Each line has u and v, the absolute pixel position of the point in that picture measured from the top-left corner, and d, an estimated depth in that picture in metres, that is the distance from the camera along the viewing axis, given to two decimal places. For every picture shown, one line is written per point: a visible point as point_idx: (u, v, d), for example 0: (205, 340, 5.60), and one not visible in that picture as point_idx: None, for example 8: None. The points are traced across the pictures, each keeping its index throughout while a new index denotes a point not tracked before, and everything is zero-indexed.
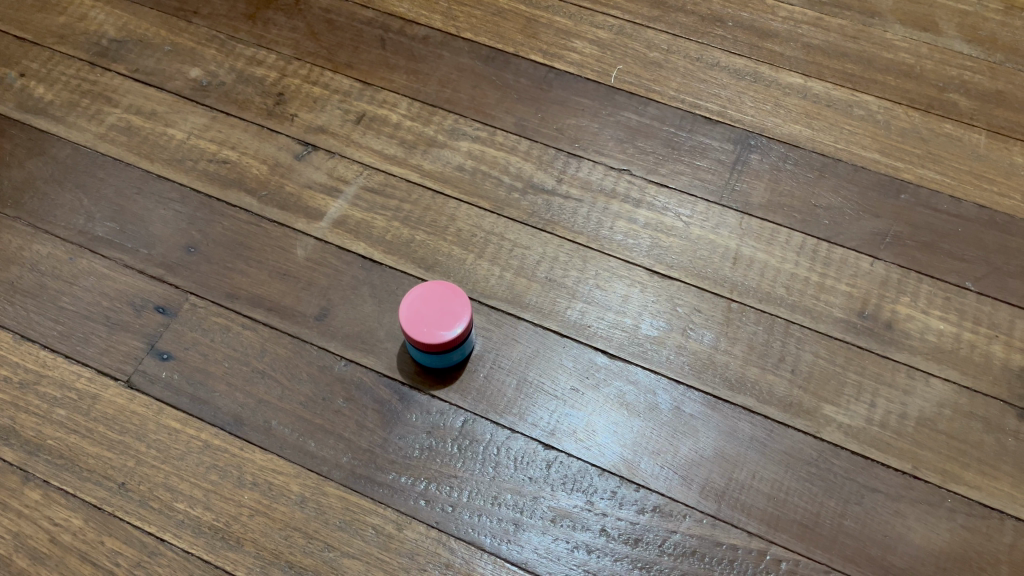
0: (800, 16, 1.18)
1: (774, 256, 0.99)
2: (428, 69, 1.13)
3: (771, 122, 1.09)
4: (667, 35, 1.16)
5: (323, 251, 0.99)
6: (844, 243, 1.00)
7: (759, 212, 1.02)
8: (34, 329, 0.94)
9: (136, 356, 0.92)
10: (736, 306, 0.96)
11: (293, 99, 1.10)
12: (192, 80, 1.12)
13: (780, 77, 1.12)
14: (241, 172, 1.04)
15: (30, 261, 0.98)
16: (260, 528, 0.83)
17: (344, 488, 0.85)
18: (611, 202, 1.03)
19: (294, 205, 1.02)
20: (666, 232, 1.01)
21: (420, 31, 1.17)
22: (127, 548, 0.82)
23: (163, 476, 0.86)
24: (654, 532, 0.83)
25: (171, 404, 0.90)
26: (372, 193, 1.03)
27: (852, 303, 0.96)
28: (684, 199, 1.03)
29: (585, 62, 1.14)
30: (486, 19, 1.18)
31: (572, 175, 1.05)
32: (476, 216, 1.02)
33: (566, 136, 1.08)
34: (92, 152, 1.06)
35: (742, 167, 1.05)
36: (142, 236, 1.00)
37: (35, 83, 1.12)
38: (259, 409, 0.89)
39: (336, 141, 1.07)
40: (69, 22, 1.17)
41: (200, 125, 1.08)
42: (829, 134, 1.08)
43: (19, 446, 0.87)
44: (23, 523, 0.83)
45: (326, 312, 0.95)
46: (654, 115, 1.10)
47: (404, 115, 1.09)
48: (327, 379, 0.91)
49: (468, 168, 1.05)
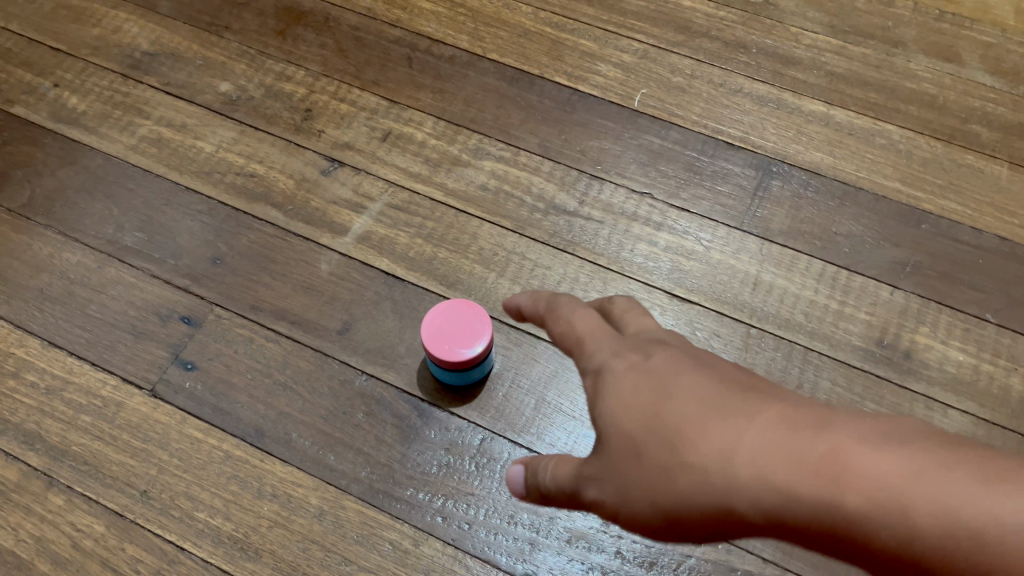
0: (824, 44, 1.18)
1: (794, 282, 1.00)
2: (454, 88, 1.14)
3: (794, 149, 1.09)
4: (691, 61, 1.17)
5: (347, 266, 1.00)
6: (863, 271, 1.00)
7: (780, 238, 1.03)
8: (61, 336, 0.95)
9: (160, 365, 0.94)
10: (755, 331, 0.96)
11: (321, 115, 1.12)
12: (222, 94, 1.14)
13: (803, 104, 1.13)
14: (268, 186, 1.06)
15: (59, 269, 1.00)
16: (279, 540, 0.84)
17: (363, 503, 0.86)
18: (632, 224, 1.04)
19: (319, 220, 1.03)
20: (687, 255, 1.02)
21: (446, 50, 1.18)
22: (147, 555, 0.83)
23: (184, 485, 0.87)
24: (670, 555, 0.83)
25: (194, 414, 0.91)
26: (396, 210, 1.04)
27: (871, 332, 0.96)
28: (704, 223, 1.04)
29: (609, 85, 1.15)
30: (512, 40, 1.19)
31: (594, 197, 1.06)
32: (498, 235, 1.03)
33: (588, 158, 1.09)
34: (123, 163, 1.08)
35: (763, 193, 1.06)
36: (170, 247, 1.02)
37: (68, 93, 1.14)
38: (280, 421, 0.90)
39: (362, 158, 1.08)
40: (103, 34, 1.19)
41: (229, 139, 1.10)
42: (850, 162, 1.08)
43: (44, 452, 0.89)
44: (46, 528, 0.85)
45: (349, 326, 0.96)
46: (676, 139, 1.11)
47: (429, 133, 1.10)
48: (348, 393, 0.92)
49: (491, 188, 1.06)
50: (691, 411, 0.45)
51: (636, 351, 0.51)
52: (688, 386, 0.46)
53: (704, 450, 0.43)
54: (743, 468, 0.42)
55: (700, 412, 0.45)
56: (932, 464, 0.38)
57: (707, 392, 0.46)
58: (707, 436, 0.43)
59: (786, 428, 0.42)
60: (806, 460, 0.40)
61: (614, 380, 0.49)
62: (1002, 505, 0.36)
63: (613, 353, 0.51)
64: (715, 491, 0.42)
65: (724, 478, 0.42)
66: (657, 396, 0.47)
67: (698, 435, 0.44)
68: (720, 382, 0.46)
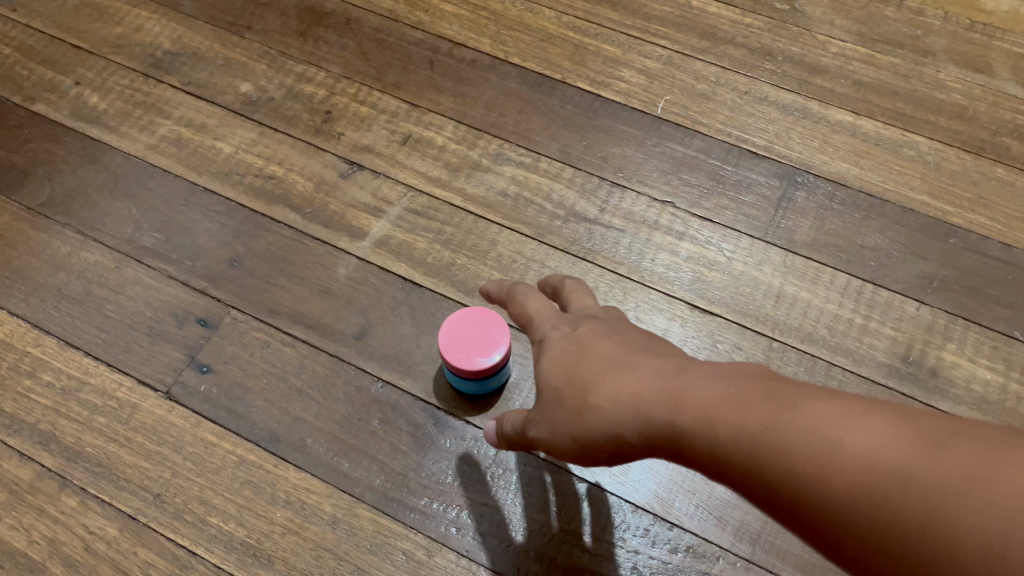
0: (852, 53, 1.16)
1: (818, 296, 0.98)
2: (475, 92, 1.13)
3: (819, 159, 1.08)
4: (715, 67, 1.16)
5: (364, 270, 0.99)
6: (889, 286, 0.98)
7: (804, 250, 1.01)
8: (78, 336, 0.95)
9: (176, 368, 0.93)
10: (778, 344, 0.95)
11: (341, 117, 1.11)
12: (243, 94, 1.13)
13: (829, 114, 1.11)
14: (287, 189, 1.05)
15: (77, 268, 1.00)
16: (291, 547, 0.83)
17: (376, 511, 0.85)
18: (653, 233, 1.02)
19: (338, 224, 1.02)
20: (709, 266, 1.00)
21: (468, 54, 1.17)
22: (160, 559, 0.83)
23: (198, 489, 0.86)
24: (687, 573, 0.82)
25: (209, 417, 0.90)
26: (415, 215, 1.03)
27: (896, 347, 0.94)
28: (727, 234, 1.02)
29: (632, 91, 1.14)
30: (535, 44, 1.18)
31: (615, 205, 1.05)
32: (518, 242, 1.01)
33: (610, 165, 1.08)
34: (143, 163, 1.08)
35: (788, 204, 1.04)
36: (187, 248, 1.01)
37: (89, 91, 1.14)
38: (295, 427, 0.89)
39: (381, 161, 1.07)
40: (125, 33, 1.19)
41: (249, 140, 1.09)
42: (877, 173, 1.06)
43: (59, 452, 0.88)
44: (59, 530, 0.84)
45: (366, 332, 0.95)
46: (700, 147, 1.09)
47: (449, 137, 1.09)
48: (363, 399, 0.91)
49: (511, 194, 1.05)
50: (593, 366, 0.55)
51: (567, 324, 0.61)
52: (598, 351, 0.56)
53: (593, 394, 0.53)
54: (616, 405, 0.52)
55: (599, 365, 0.55)
56: (750, 398, 0.46)
57: (608, 350, 0.56)
58: (598, 384, 0.54)
59: (655, 378, 0.51)
60: (664, 398, 0.50)
61: (543, 346, 0.60)
62: (798, 423, 0.43)
63: (549, 325, 0.61)
64: (600, 426, 0.52)
65: (609, 416, 0.52)
66: (571, 354, 0.57)
67: (593, 386, 0.54)
68: (626, 346, 0.56)
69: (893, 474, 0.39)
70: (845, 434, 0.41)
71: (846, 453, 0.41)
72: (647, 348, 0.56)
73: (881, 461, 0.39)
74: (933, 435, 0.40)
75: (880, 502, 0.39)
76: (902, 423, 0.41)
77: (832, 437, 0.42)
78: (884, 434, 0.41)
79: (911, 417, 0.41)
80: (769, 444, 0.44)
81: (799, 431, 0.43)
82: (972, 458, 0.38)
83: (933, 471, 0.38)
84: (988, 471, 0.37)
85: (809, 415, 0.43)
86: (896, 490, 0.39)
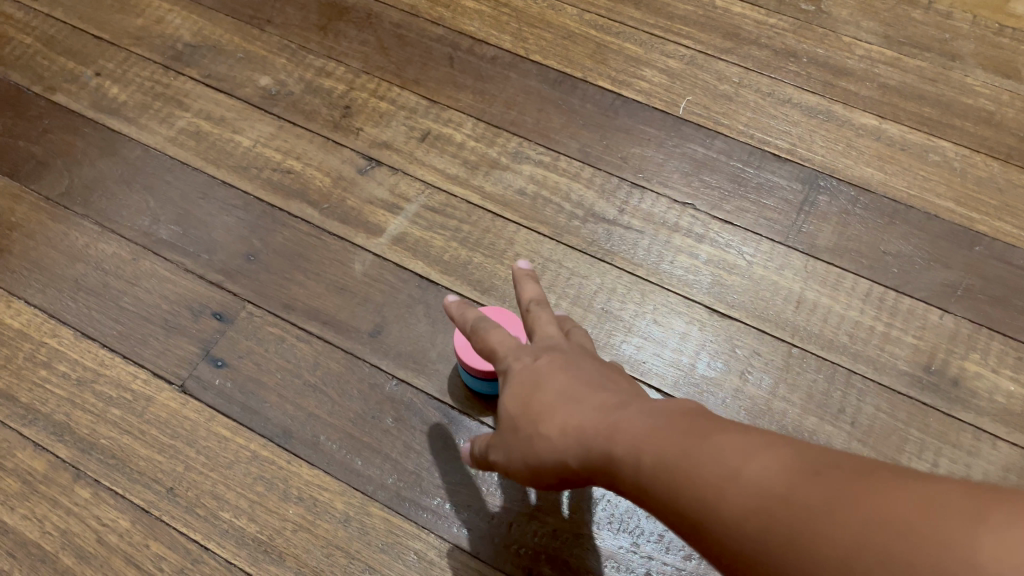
0: (878, 56, 1.15)
1: (839, 302, 0.96)
2: (495, 90, 1.13)
3: (842, 163, 1.06)
4: (738, 68, 1.14)
5: (381, 267, 0.99)
6: (912, 293, 0.97)
7: (825, 255, 1.00)
8: (94, 327, 0.95)
9: (191, 361, 0.93)
10: (797, 350, 0.93)
11: (360, 112, 1.11)
12: (262, 88, 1.13)
13: (854, 117, 1.10)
14: (304, 183, 1.05)
15: (95, 259, 1.00)
16: (303, 544, 0.83)
17: (389, 510, 0.85)
18: (673, 235, 1.01)
19: (355, 220, 1.02)
20: (728, 269, 0.99)
21: (489, 50, 1.16)
22: (171, 553, 0.83)
23: (210, 483, 0.86)
24: None
25: (223, 412, 0.90)
26: (432, 212, 1.02)
27: (918, 356, 0.93)
28: (748, 237, 1.01)
29: (654, 91, 1.13)
30: (556, 42, 1.17)
31: (634, 206, 1.03)
32: (535, 241, 1.01)
33: (630, 165, 1.07)
34: (161, 155, 1.08)
35: (810, 208, 1.03)
36: (204, 241, 1.01)
37: (109, 82, 1.14)
38: (309, 423, 0.89)
39: (399, 158, 1.07)
40: (146, 24, 1.19)
41: (267, 134, 1.09)
42: (902, 178, 1.05)
43: (73, 444, 0.88)
44: (72, 521, 0.84)
45: (381, 329, 0.95)
46: (721, 149, 1.08)
47: (468, 135, 1.09)
48: (378, 397, 0.90)
49: (530, 193, 1.04)
50: (545, 395, 0.60)
51: (527, 351, 0.65)
52: (552, 381, 0.60)
53: (544, 424, 0.58)
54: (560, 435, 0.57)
55: (549, 395, 0.60)
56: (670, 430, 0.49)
57: (560, 382, 0.60)
58: (546, 416, 0.58)
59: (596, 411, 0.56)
60: (601, 429, 0.54)
61: (505, 373, 0.65)
62: (703, 455, 0.46)
63: (511, 350, 0.66)
64: (550, 454, 0.57)
65: (558, 445, 0.57)
66: (528, 383, 0.62)
67: (544, 416, 0.59)
68: (577, 379, 0.60)
69: (774, 509, 0.40)
70: (740, 467, 0.43)
71: (738, 486, 0.43)
72: (602, 381, 0.60)
73: (765, 495, 0.41)
74: (822, 472, 0.41)
75: (761, 534, 0.41)
76: (797, 458, 0.42)
77: (727, 471, 0.44)
78: (777, 470, 0.42)
79: (812, 454, 0.43)
80: (674, 473, 0.47)
81: (700, 463, 0.45)
82: (846, 497, 0.38)
83: (812, 507, 0.39)
84: (860, 510, 0.37)
85: (713, 448, 0.46)
86: (776, 523, 0.40)
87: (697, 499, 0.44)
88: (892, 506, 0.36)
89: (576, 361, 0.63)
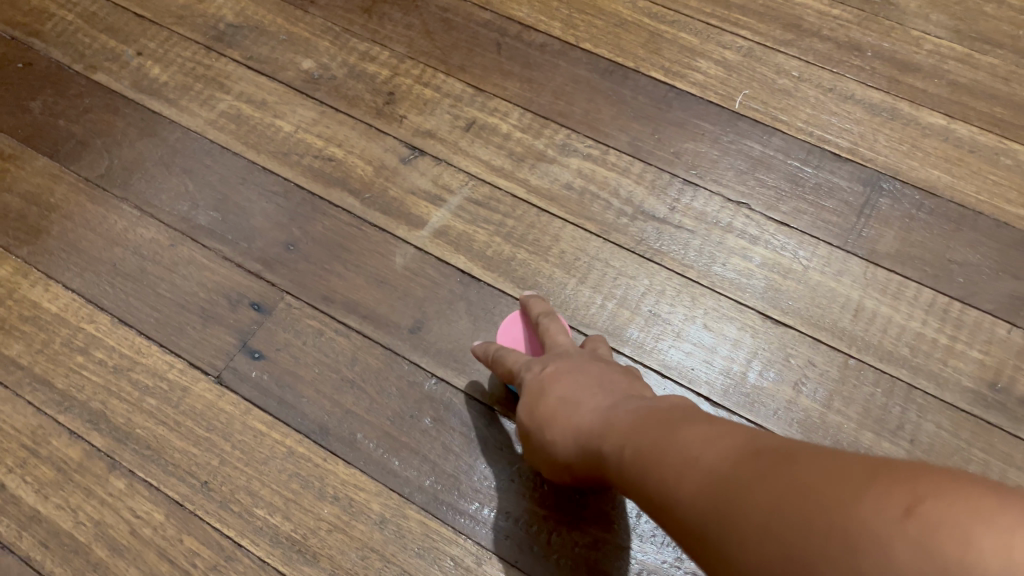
0: (947, 51, 1.09)
1: (900, 312, 0.92)
2: (543, 78, 1.09)
3: (907, 164, 1.01)
4: (798, 62, 1.09)
5: (422, 261, 0.96)
6: (979, 305, 0.92)
7: (886, 262, 0.95)
8: (131, 314, 0.94)
9: (228, 352, 0.91)
10: (854, 362, 0.89)
11: (404, 99, 1.07)
12: (304, 71, 1.10)
13: (920, 116, 1.04)
14: (346, 172, 1.02)
15: (133, 244, 0.98)
16: (338, 545, 0.81)
17: (425, 513, 0.82)
18: (726, 236, 0.97)
19: (397, 211, 0.99)
20: (784, 273, 0.95)
21: (538, 37, 1.12)
22: (205, 549, 0.81)
23: (245, 479, 0.84)
24: None
25: (259, 405, 0.88)
26: (476, 205, 0.99)
27: (983, 372, 0.88)
28: (805, 240, 0.97)
29: (709, 83, 1.08)
30: (608, 30, 1.12)
31: (686, 204, 0.99)
32: (582, 238, 0.97)
33: (682, 161, 1.02)
34: (201, 138, 1.06)
35: (871, 211, 0.98)
36: (243, 228, 0.99)
37: (151, 62, 1.11)
38: (346, 421, 0.87)
39: (443, 148, 1.03)
40: (189, 3, 1.16)
41: (309, 119, 1.06)
42: (970, 182, 0.99)
43: (108, 433, 0.87)
44: (106, 512, 0.83)
45: (421, 325, 0.92)
46: (779, 146, 1.03)
47: (515, 125, 1.05)
48: (416, 396, 0.88)
49: (577, 187, 1.01)
50: (555, 402, 0.71)
51: (538, 362, 0.78)
52: (561, 388, 0.72)
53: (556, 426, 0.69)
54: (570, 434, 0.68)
55: (557, 401, 0.71)
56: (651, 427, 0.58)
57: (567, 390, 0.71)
58: (554, 418, 0.70)
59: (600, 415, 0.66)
60: (602, 430, 0.64)
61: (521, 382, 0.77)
62: (674, 448, 0.54)
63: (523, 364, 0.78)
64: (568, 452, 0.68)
65: (570, 443, 0.68)
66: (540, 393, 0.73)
67: (553, 419, 0.70)
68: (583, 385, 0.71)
69: (718, 492, 0.47)
70: (698, 457, 0.51)
71: (694, 472, 0.50)
72: (604, 385, 0.71)
73: (714, 479, 0.48)
74: (760, 456, 0.47)
75: (707, 514, 0.47)
76: (745, 447, 0.49)
77: (689, 459, 0.51)
78: (727, 457, 0.49)
79: (760, 441, 0.49)
80: (649, 463, 0.55)
81: (669, 454, 0.53)
82: (772, 475, 0.45)
83: (738, 487, 0.46)
84: (782, 486, 0.43)
85: (680, 441, 0.54)
86: (720, 503, 0.47)
87: (665, 485, 0.52)
88: (804, 482, 0.42)
89: (582, 366, 0.74)
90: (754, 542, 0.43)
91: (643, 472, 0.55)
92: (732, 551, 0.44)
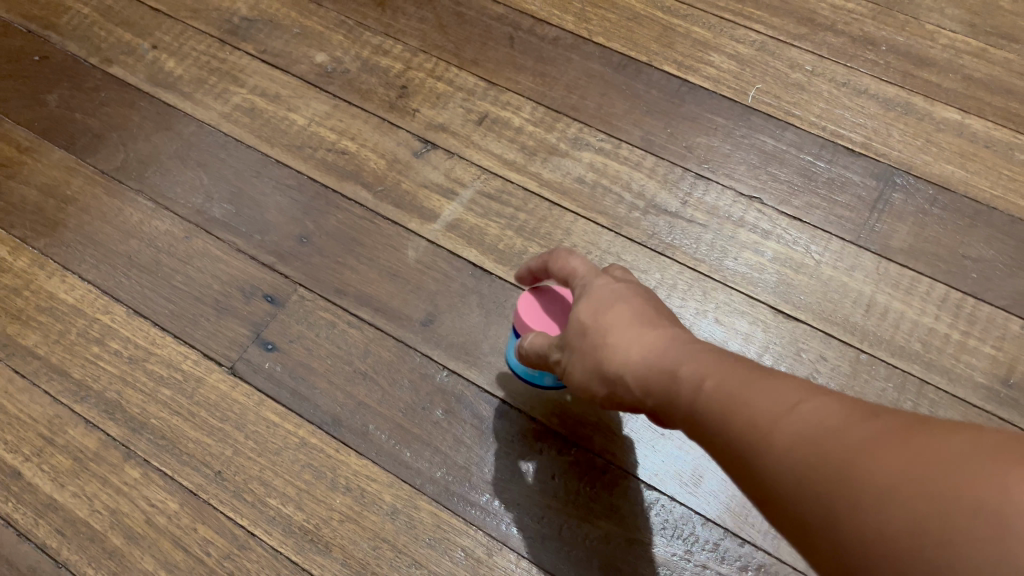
0: (962, 45, 1.08)
1: (912, 307, 0.92)
2: (556, 72, 1.09)
3: (921, 159, 1.01)
4: (812, 56, 1.09)
5: (434, 254, 0.96)
6: (992, 300, 0.91)
7: (899, 257, 0.95)
8: (146, 305, 0.95)
9: (241, 344, 0.92)
10: (865, 357, 0.89)
11: (416, 93, 1.08)
12: (318, 65, 1.10)
13: (934, 111, 1.04)
14: (359, 165, 1.03)
15: (148, 236, 0.99)
16: (350, 535, 0.82)
17: (436, 504, 0.83)
18: (738, 231, 0.97)
19: (409, 204, 0.99)
20: (796, 268, 0.95)
21: (550, 31, 1.12)
22: (218, 538, 0.82)
23: (258, 469, 0.85)
24: None
25: (272, 396, 0.89)
26: (488, 199, 1.00)
27: (996, 368, 0.88)
28: (817, 235, 0.97)
29: (722, 78, 1.08)
30: (620, 24, 1.12)
31: (698, 199, 0.99)
32: (594, 232, 0.97)
33: (694, 155, 1.02)
34: (216, 132, 1.06)
35: (884, 206, 0.98)
36: (256, 221, 1.00)
37: (166, 56, 1.12)
38: (358, 412, 0.88)
39: (456, 141, 1.04)
40: None
41: (322, 112, 1.07)
42: (985, 177, 0.99)
43: (124, 422, 0.88)
44: (121, 501, 0.84)
45: (433, 318, 0.92)
46: (791, 140, 1.03)
47: (527, 119, 1.05)
48: (428, 388, 0.88)
49: (589, 181, 1.01)
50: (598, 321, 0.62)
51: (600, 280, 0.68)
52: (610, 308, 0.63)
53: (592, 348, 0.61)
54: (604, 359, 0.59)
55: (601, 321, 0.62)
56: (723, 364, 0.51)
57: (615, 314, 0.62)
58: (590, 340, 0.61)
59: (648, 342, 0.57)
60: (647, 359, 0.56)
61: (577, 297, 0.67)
62: (762, 390, 0.46)
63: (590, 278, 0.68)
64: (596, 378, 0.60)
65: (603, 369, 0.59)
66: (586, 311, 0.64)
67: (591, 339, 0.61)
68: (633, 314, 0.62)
69: (823, 442, 0.40)
70: (798, 405, 0.44)
71: (790, 419, 0.43)
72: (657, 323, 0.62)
73: (817, 430, 0.41)
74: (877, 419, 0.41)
75: (807, 463, 0.40)
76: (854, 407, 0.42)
77: (783, 406, 0.44)
78: (831, 411, 0.42)
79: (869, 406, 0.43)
80: (724, 401, 0.47)
81: (755, 397, 0.46)
82: (902, 439, 0.38)
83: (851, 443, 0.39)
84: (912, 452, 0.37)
85: (770, 388, 0.46)
86: (826, 454, 0.40)
87: (747, 428, 0.45)
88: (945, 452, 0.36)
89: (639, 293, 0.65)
90: (873, 517, 0.36)
91: (711, 409, 0.48)
92: (831, 510, 0.38)
